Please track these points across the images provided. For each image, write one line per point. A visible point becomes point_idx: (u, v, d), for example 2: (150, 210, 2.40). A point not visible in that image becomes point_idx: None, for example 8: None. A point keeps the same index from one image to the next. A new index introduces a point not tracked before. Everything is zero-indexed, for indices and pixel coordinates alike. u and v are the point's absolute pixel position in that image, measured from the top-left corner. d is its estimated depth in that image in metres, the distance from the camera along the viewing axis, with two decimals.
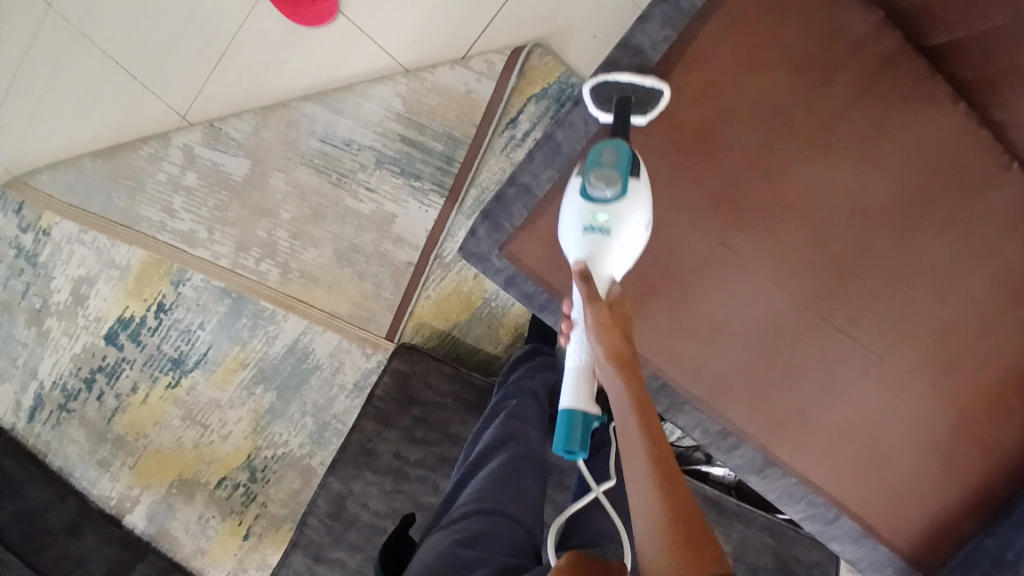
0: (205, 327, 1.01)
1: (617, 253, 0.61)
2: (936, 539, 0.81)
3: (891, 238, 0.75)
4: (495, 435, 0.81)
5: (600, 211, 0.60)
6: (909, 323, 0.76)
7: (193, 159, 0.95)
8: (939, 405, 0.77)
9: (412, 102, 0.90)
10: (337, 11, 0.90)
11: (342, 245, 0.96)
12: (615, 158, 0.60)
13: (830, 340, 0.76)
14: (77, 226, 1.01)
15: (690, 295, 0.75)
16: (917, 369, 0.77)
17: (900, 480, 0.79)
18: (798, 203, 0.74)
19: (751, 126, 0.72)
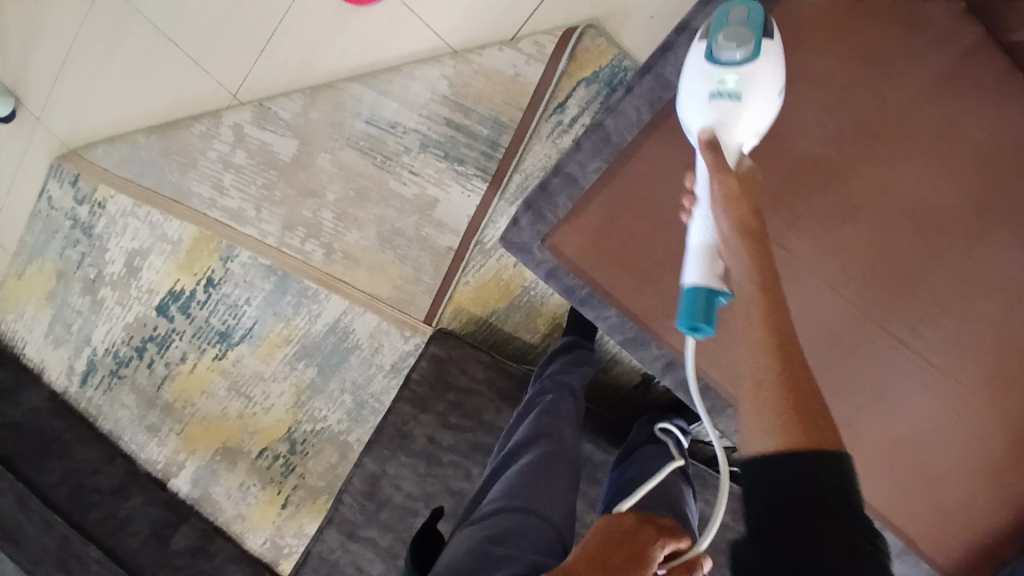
0: (252, 303, 1.04)
1: (747, 118, 0.55)
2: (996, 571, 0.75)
3: (962, 245, 0.69)
4: (528, 431, 0.81)
5: (728, 73, 0.55)
6: (974, 336, 0.70)
7: (242, 138, 0.96)
8: (1008, 429, 0.71)
9: (458, 85, 0.88)
10: None
11: (384, 228, 0.95)
12: (743, 15, 0.56)
13: (885, 349, 0.72)
14: (131, 200, 1.04)
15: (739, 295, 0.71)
16: (977, 388, 0.71)
17: (951, 500, 0.74)
18: (858, 203, 0.70)
19: (815, 122, 0.69)
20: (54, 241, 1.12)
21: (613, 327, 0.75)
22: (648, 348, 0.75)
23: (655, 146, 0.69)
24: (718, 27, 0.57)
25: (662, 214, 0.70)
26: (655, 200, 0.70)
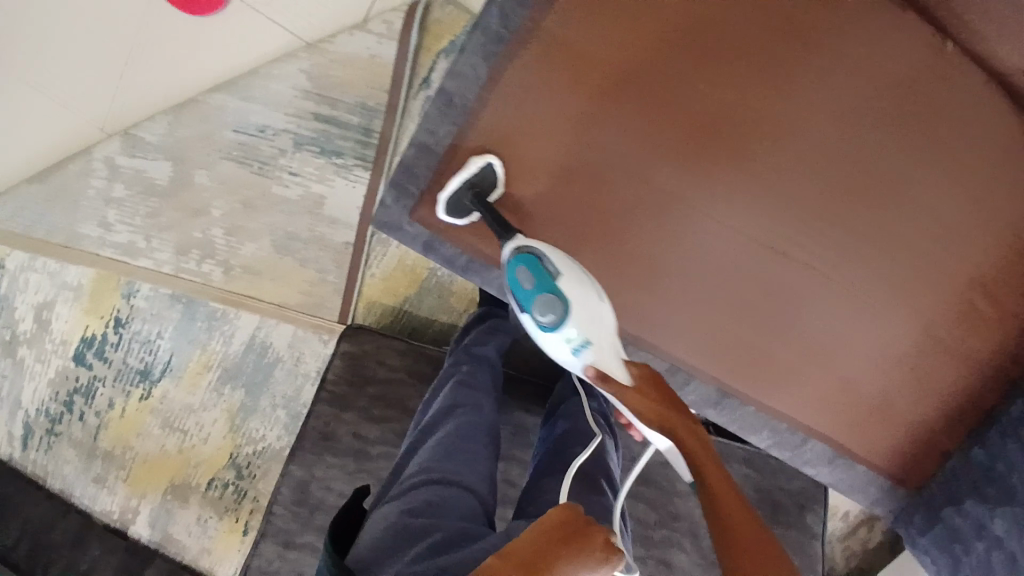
0: (163, 335, 1.02)
1: (603, 337, 0.63)
2: (906, 449, 0.84)
3: (815, 159, 0.75)
4: (444, 404, 0.81)
5: (568, 332, 0.64)
6: (840, 238, 0.77)
7: (116, 170, 0.94)
8: (886, 321, 0.79)
9: (318, 77, 0.87)
10: None
11: (278, 235, 0.94)
12: (527, 273, 0.66)
13: (769, 270, 0.77)
14: (25, 253, 1.01)
15: (612, 236, 0.75)
16: (853, 286, 0.78)
17: (855, 393, 0.81)
18: (719, 128, 0.72)
19: (653, 60, 0.70)
20: None
21: (501, 290, 0.75)
22: None
23: (500, 98, 0.68)
24: (527, 297, 0.67)
25: (524, 168, 0.71)
26: (517, 157, 0.71)
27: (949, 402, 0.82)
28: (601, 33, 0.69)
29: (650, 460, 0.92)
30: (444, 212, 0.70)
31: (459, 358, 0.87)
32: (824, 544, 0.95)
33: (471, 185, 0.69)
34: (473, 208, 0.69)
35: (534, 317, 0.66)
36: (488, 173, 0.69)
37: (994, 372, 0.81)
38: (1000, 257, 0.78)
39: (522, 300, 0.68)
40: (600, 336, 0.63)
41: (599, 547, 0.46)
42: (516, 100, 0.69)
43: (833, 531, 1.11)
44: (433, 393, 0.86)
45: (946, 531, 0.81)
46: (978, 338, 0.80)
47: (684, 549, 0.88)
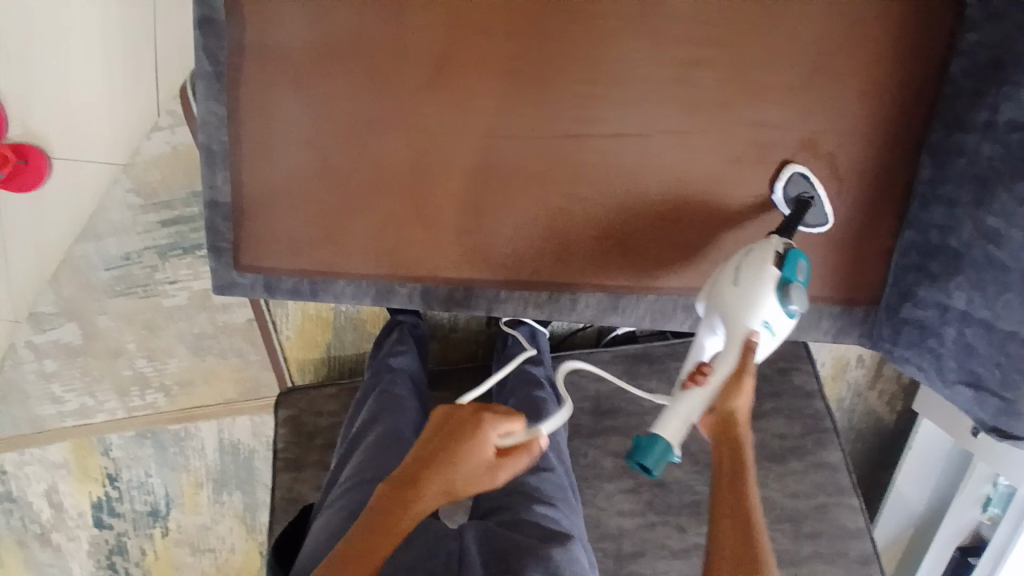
0: (151, 473, 1.08)
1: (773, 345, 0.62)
2: (831, 264, 0.77)
3: (563, 25, 0.69)
4: (369, 415, 0.82)
5: (779, 313, 0.61)
6: (642, 91, 0.70)
7: (38, 349, 1.00)
8: (736, 148, 0.72)
9: (143, 189, 0.90)
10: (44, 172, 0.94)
11: (189, 340, 0.98)
12: (807, 268, 0.63)
13: (585, 153, 0.72)
14: (13, 452, 1.07)
15: (419, 200, 0.73)
16: (680, 132, 0.72)
17: (751, 234, 0.74)
18: (451, 53, 0.69)
19: (351, 19, 0.68)
20: None
21: (355, 297, 0.75)
22: (397, 294, 0.75)
23: (248, 130, 0.69)
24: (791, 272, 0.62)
25: (309, 178, 0.71)
26: (294, 175, 0.71)
27: (858, 195, 0.74)
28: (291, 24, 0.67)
29: (607, 390, 0.88)
30: (795, 171, 0.71)
31: (378, 369, 0.88)
32: (825, 398, 0.86)
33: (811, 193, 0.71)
34: (792, 204, 0.71)
35: (779, 287, 0.61)
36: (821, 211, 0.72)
37: (892, 142, 0.73)
38: (833, 22, 0.70)
39: (785, 267, 0.62)
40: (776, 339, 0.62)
41: (481, 455, 0.56)
42: (259, 129, 0.69)
43: (857, 382, 1.01)
44: (359, 408, 0.86)
45: (915, 329, 0.73)
46: (849, 113, 0.72)
47: (674, 464, 0.83)
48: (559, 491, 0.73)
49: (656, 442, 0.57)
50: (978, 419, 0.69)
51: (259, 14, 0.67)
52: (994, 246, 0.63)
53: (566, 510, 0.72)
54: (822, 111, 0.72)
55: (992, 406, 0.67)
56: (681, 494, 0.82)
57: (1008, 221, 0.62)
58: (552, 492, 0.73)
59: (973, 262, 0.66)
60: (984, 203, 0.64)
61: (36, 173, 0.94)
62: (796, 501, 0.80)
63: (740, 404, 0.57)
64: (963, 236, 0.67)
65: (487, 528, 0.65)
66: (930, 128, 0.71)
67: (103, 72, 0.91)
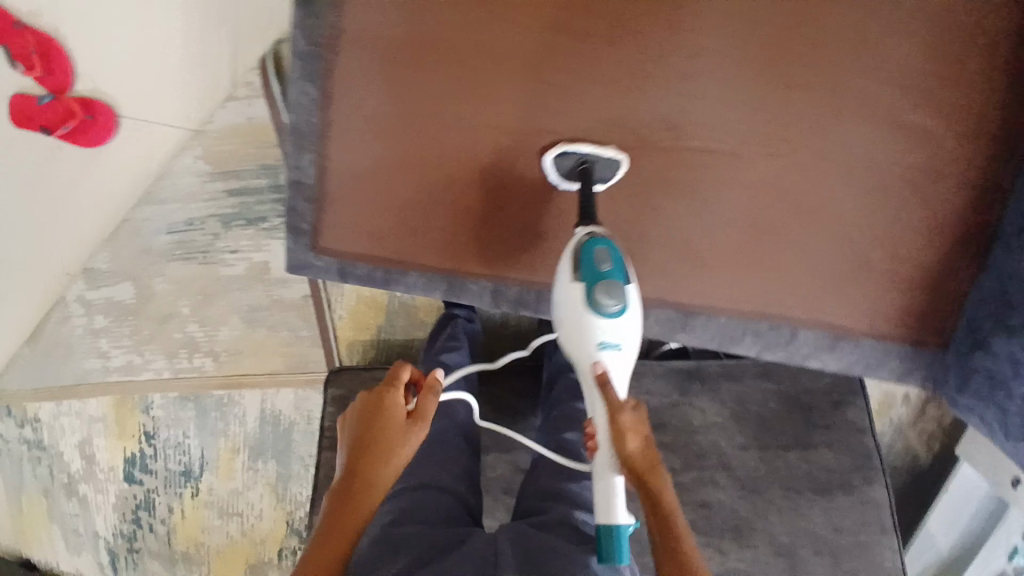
0: (189, 435, 1.09)
1: (632, 344, 0.62)
2: (906, 303, 0.75)
3: (664, 39, 0.69)
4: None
5: (606, 327, 0.60)
6: (732, 113, 0.71)
7: (90, 304, 1.00)
8: (823, 176, 0.72)
9: (214, 157, 0.90)
10: (111, 127, 0.91)
11: (244, 311, 0.99)
12: (609, 254, 0.61)
13: (670, 168, 0.72)
14: (51, 402, 1.10)
15: (497, 199, 0.72)
16: (764, 159, 0.72)
17: (828, 265, 0.74)
18: (537, 56, 0.68)
19: (452, 11, 0.67)
20: (22, 469, 1.17)
21: (427, 289, 0.75)
22: (468, 290, 0.75)
23: (337, 112, 0.68)
24: (592, 273, 0.61)
25: (396, 167, 0.71)
26: (381, 163, 0.71)
27: (940, 236, 0.73)
28: (389, 10, 0.66)
29: (658, 405, 0.88)
30: (551, 155, 0.69)
31: (430, 365, 0.89)
32: (876, 437, 0.86)
33: (593, 160, 0.69)
34: (576, 176, 0.69)
35: (590, 293, 0.60)
36: (613, 165, 0.69)
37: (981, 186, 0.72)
38: (932, 61, 0.69)
39: (584, 269, 0.62)
40: (626, 349, 0.62)
41: (398, 420, 0.64)
42: (347, 113, 0.68)
43: (900, 418, 1.02)
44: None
45: (984, 380, 0.71)
46: (941, 154, 0.71)
47: (719, 485, 0.84)
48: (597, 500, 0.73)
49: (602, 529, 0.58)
50: None
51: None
52: None
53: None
54: (913, 150, 0.71)
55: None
56: (724, 516, 0.83)
57: None
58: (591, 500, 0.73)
59: None
60: None
61: (103, 128, 0.91)
62: (840, 536, 0.82)
63: (631, 450, 0.58)
64: None
65: (519, 527, 0.68)
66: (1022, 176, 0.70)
67: (177, 31, 0.88)
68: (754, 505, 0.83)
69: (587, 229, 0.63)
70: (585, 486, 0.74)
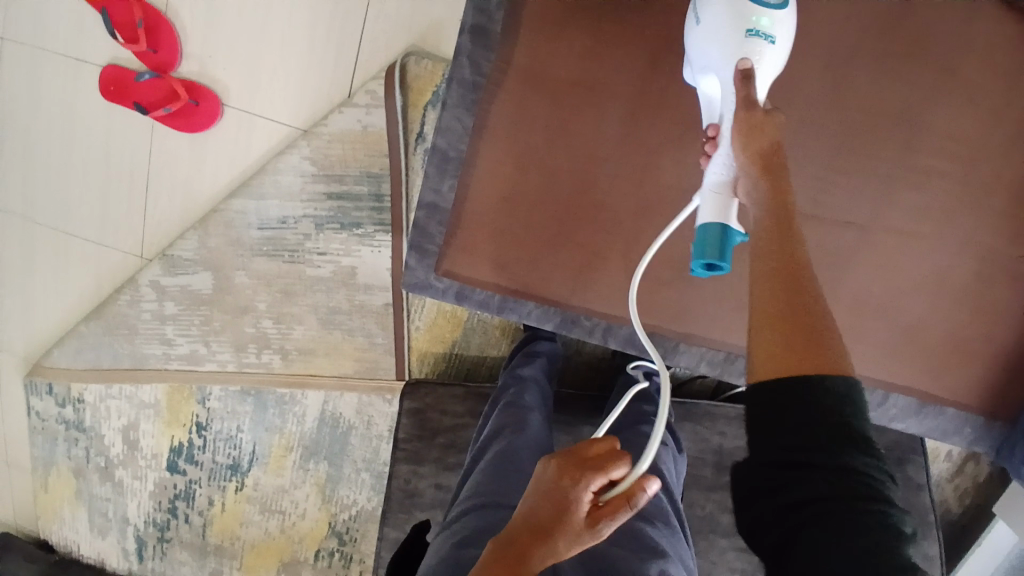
0: (243, 428, 1.08)
1: (783, 46, 0.56)
2: (996, 382, 0.79)
3: (819, 111, 0.73)
4: (494, 426, 0.82)
5: (761, 16, 0.55)
6: (867, 185, 0.74)
7: (164, 290, 0.98)
8: (939, 252, 0.75)
9: (320, 160, 0.90)
10: (215, 116, 0.91)
11: (322, 313, 0.98)
12: None
13: (802, 230, 0.75)
14: (101, 384, 1.06)
15: (619, 236, 0.72)
16: (888, 232, 0.75)
17: (928, 338, 0.78)
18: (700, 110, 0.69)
19: (622, 57, 0.68)
20: (56, 446, 1.13)
21: (539, 319, 0.75)
22: (580, 326, 0.74)
23: (490, 143, 0.70)
24: None
25: (532, 199, 0.71)
26: (519, 196, 0.71)
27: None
28: (569, 46, 0.68)
29: (731, 448, 0.91)
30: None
31: (506, 382, 0.89)
32: (933, 494, 0.91)
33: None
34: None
35: None
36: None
37: None
38: None
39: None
40: (778, 50, 0.56)
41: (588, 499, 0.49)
42: (502, 146, 0.70)
43: (939, 473, 1.08)
44: (488, 419, 0.87)
45: None
46: None
47: None
48: (661, 514, 0.69)
49: (709, 228, 0.56)
50: None
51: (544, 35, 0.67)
52: None
53: (669, 535, 0.67)
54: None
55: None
56: None
57: None
58: (652, 512, 0.68)
59: None
60: None
61: (206, 115, 0.91)
62: None
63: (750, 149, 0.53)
64: None
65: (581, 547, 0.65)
66: None
67: (301, 28, 0.88)
68: None
69: None
70: (647, 499, 0.69)
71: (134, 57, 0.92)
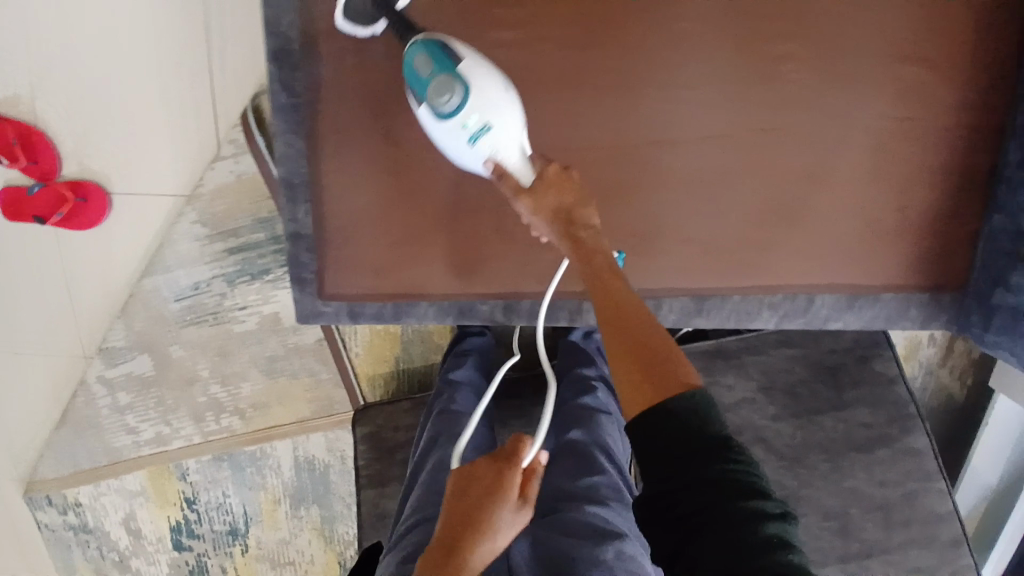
0: (229, 493, 1.09)
1: (503, 119, 0.62)
2: (925, 253, 0.76)
3: (653, 32, 0.70)
4: (430, 436, 0.83)
5: (466, 117, 0.61)
6: (722, 93, 0.71)
7: (111, 383, 1.00)
8: (827, 143, 0.72)
9: (209, 218, 0.91)
10: (105, 212, 0.93)
11: (263, 363, 0.99)
12: (427, 59, 0.61)
13: (673, 157, 0.72)
14: (88, 484, 1.07)
15: (490, 212, 0.72)
16: (760, 133, 0.72)
17: (840, 229, 0.74)
18: (525, 72, 0.70)
19: (435, 41, 0.68)
20: (65, 553, 1.14)
21: (437, 317, 0.76)
22: (480, 310, 0.76)
23: (328, 159, 0.69)
24: (422, 82, 0.61)
25: (390, 203, 0.71)
26: (377, 200, 0.71)
27: (947, 195, 0.74)
28: (377, 43, 0.67)
29: None
30: (345, 20, 0.65)
31: (439, 388, 0.89)
32: (907, 385, 0.88)
33: None
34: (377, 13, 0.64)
35: (430, 102, 0.61)
36: None
37: (980, 133, 0.73)
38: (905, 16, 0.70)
39: (415, 85, 0.63)
40: (500, 126, 0.62)
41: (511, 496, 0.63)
42: (345, 158, 0.69)
43: (929, 360, 1.03)
44: (424, 426, 0.88)
45: (1009, 315, 0.72)
46: (940, 102, 0.72)
47: (760, 461, 0.85)
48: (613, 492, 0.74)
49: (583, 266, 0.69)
50: None
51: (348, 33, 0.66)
52: None
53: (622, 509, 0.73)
54: (905, 104, 0.72)
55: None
56: None
57: None
58: (606, 492, 0.74)
59: None
60: None
61: (96, 210, 0.92)
62: (886, 489, 0.83)
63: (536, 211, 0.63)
64: None
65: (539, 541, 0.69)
66: (1015, 110, 0.71)
67: (157, 98, 0.90)
68: (798, 475, 0.84)
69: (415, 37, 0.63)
70: (598, 482, 0.74)
71: (14, 172, 0.93)
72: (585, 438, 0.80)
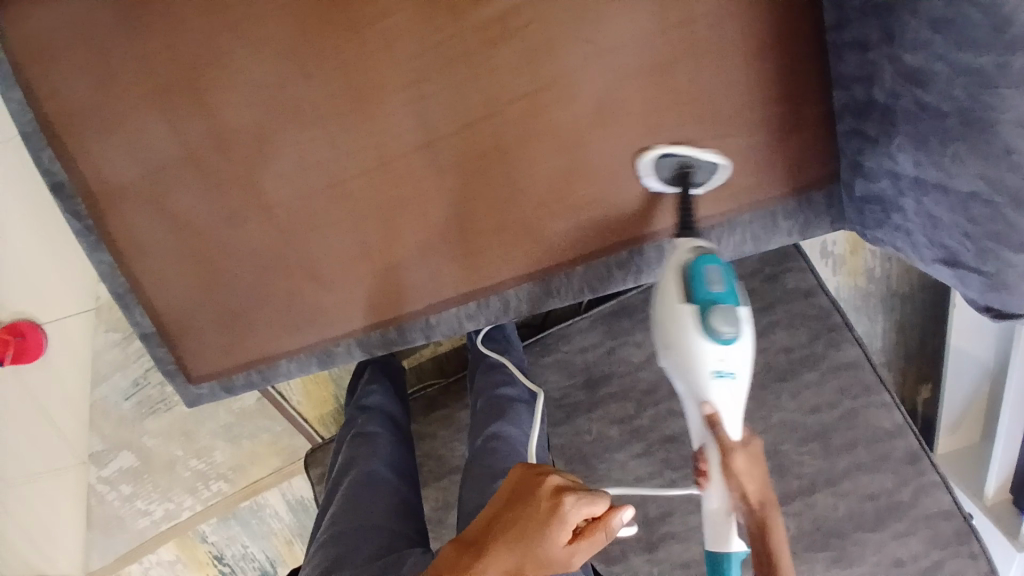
0: (247, 543, 1.16)
1: (743, 364, 0.59)
2: (774, 159, 0.67)
3: (378, 33, 0.62)
4: (343, 459, 0.80)
5: (723, 353, 0.58)
6: (469, 71, 0.63)
7: (110, 480, 1.10)
8: (605, 80, 0.64)
9: (119, 321, 1.03)
10: (42, 344, 1.03)
11: (225, 432, 1.08)
12: (720, 274, 0.59)
13: (449, 154, 0.66)
14: (132, 566, 1.15)
15: (299, 260, 0.71)
16: (528, 99, 0.64)
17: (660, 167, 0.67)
18: (259, 122, 0.65)
19: (166, 123, 0.65)
20: None
21: (299, 371, 0.76)
22: (336, 354, 0.75)
23: (133, 259, 0.70)
24: (705, 297, 0.58)
25: (207, 280, 0.72)
26: (189, 280, 0.72)
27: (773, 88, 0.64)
28: (114, 145, 0.66)
29: (591, 358, 0.85)
30: None
31: (352, 415, 0.86)
32: (827, 291, 0.81)
33: None
34: None
35: (702, 316, 0.58)
36: None
37: (783, 10, 0.62)
38: None
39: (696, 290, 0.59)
40: (740, 377, 0.59)
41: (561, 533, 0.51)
42: (143, 256, 0.70)
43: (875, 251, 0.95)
44: (338, 452, 0.84)
45: (876, 204, 0.62)
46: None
47: (679, 413, 0.81)
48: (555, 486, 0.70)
49: (714, 557, 0.61)
50: (967, 296, 0.60)
51: (85, 143, 0.66)
52: (920, 88, 0.52)
53: None
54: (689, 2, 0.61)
55: (976, 283, 0.57)
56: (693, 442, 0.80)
57: (925, 52, 0.50)
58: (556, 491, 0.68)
59: (905, 113, 0.54)
60: (896, 38, 0.52)
61: (35, 345, 1.03)
62: (819, 415, 0.77)
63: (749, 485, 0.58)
64: (886, 84, 0.55)
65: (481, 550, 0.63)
66: None
67: (45, 238, 1.01)
68: None
69: (692, 247, 0.61)
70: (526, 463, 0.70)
71: None
72: (514, 432, 0.75)
